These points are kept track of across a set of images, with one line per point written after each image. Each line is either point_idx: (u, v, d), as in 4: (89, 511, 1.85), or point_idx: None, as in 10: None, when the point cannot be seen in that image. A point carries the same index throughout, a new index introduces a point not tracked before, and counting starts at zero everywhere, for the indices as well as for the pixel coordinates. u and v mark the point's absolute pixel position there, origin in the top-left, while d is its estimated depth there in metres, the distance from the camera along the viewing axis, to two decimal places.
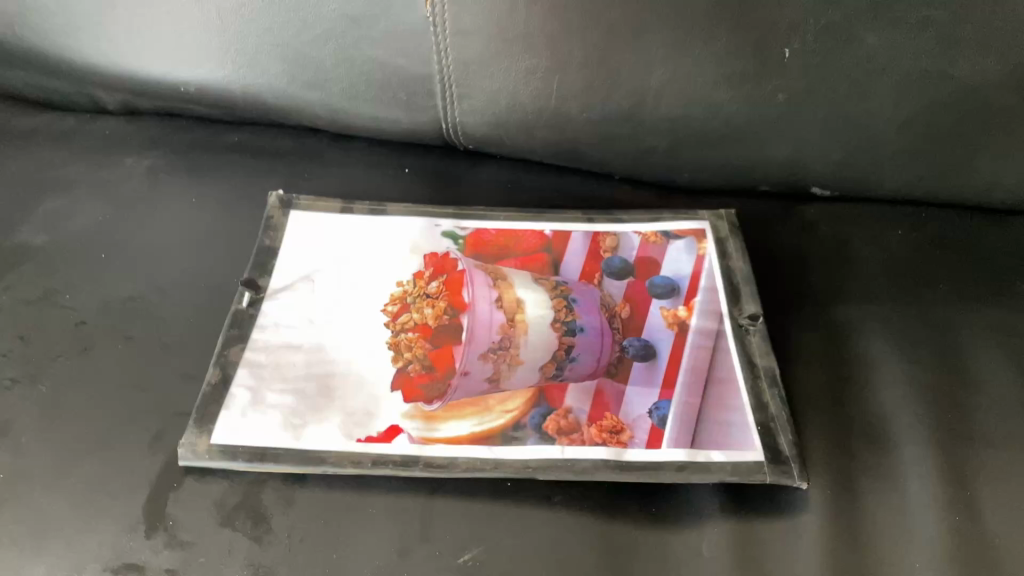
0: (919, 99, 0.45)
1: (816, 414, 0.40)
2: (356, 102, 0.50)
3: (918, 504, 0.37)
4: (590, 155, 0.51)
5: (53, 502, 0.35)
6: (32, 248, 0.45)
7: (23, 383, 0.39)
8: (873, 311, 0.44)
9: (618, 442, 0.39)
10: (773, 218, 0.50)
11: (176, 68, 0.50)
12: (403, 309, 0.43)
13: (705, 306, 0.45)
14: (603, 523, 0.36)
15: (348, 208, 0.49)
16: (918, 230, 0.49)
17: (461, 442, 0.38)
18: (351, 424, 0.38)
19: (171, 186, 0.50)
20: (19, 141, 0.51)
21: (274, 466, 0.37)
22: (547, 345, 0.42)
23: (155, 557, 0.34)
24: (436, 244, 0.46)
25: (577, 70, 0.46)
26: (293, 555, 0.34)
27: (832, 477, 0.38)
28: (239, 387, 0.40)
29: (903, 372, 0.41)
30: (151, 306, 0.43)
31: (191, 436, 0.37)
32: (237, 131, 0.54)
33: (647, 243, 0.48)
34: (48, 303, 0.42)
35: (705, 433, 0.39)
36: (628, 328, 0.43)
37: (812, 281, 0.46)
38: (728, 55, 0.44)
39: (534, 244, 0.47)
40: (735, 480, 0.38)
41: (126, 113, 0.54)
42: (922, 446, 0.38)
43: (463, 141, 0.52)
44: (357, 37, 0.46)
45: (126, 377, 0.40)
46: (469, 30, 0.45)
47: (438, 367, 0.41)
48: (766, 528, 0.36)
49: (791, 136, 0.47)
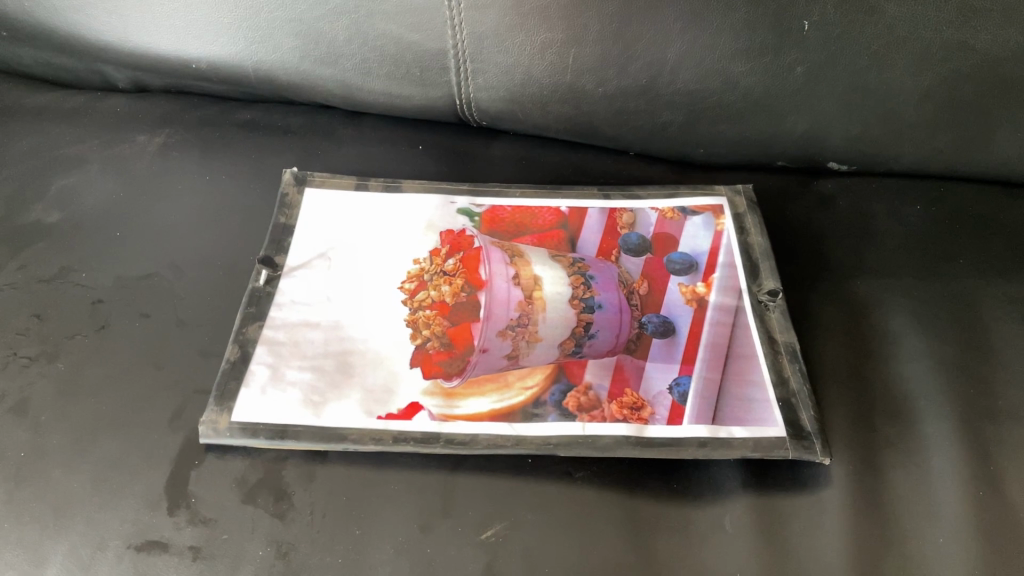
0: (940, 71, 0.44)
1: (837, 390, 0.40)
2: (369, 78, 0.50)
3: (940, 479, 0.37)
4: (606, 131, 0.50)
5: (74, 479, 0.35)
6: (45, 226, 0.45)
7: (41, 361, 0.39)
8: (894, 285, 0.44)
9: (638, 418, 0.39)
10: (790, 193, 0.50)
11: (187, 44, 0.49)
12: (420, 286, 0.43)
13: (723, 282, 0.45)
14: (625, 499, 0.36)
15: (362, 185, 0.48)
16: (938, 203, 0.49)
17: (482, 419, 0.38)
18: (371, 401, 0.38)
19: (184, 164, 0.50)
20: (29, 118, 0.51)
21: (295, 443, 0.37)
22: (565, 321, 0.41)
23: (178, 534, 0.34)
24: (451, 221, 0.46)
25: (593, 44, 0.45)
26: (316, 532, 0.34)
27: (855, 452, 0.38)
28: (258, 364, 0.39)
29: (924, 346, 0.41)
30: (167, 284, 0.43)
31: (211, 414, 0.37)
32: (248, 109, 0.54)
33: (664, 219, 0.47)
34: (63, 282, 0.42)
35: (726, 409, 0.39)
36: (647, 305, 0.43)
37: (832, 256, 0.46)
38: (746, 27, 0.44)
39: (550, 220, 0.46)
40: (757, 456, 0.38)
41: (136, 90, 0.54)
42: (944, 421, 0.38)
43: (477, 118, 0.52)
44: (370, 12, 0.46)
45: (144, 355, 0.39)
46: (484, 3, 0.44)
47: (457, 344, 0.40)
48: (789, 503, 0.36)
49: (809, 110, 0.47)
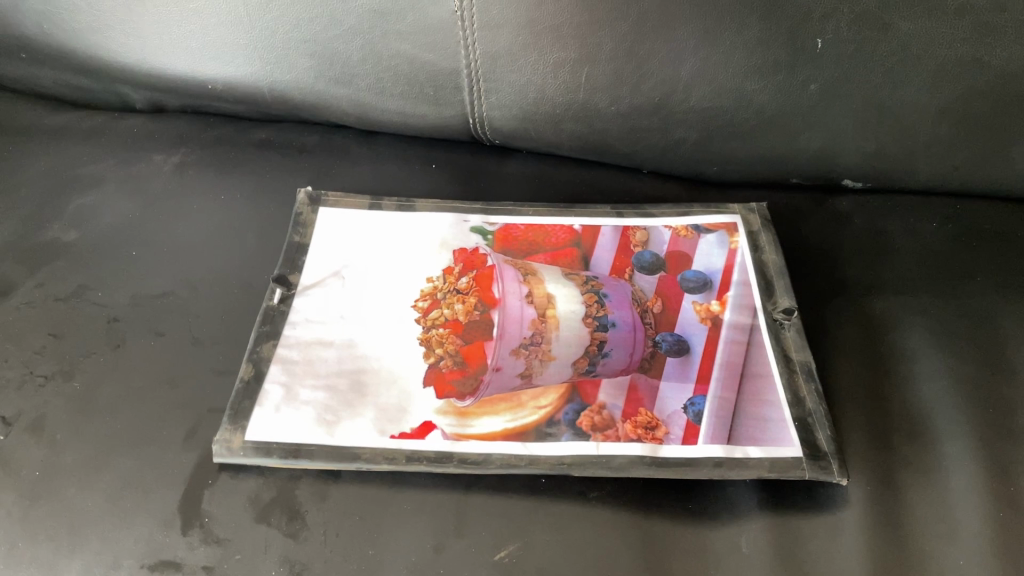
0: (954, 87, 0.44)
1: (854, 409, 0.39)
2: (383, 97, 0.50)
3: (960, 500, 0.36)
4: (619, 149, 0.50)
5: (89, 498, 0.35)
6: (63, 245, 0.45)
7: (57, 379, 0.39)
8: (910, 304, 0.44)
9: (653, 438, 0.38)
10: (805, 211, 0.50)
11: (204, 65, 0.50)
12: (434, 305, 0.43)
13: (738, 301, 0.44)
14: (640, 519, 0.36)
15: (376, 204, 0.49)
16: (954, 221, 0.48)
17: (495, 438, 0.38)
18: (384, 419, 0.38)
19: (199, 183, 0.50)
20: (48, 139, 0.51)
21: (308, 462, 0.37)
22: (579, 340, 0.41)
23: (192, 554, 0.34)
24: (465, 240, 0.46)
25: (606, 64, 0.45)
26: (329, 551, 0.34)
27: (872, 473, 0.37)
28: (272, 383, 0.40)
29: (941, 366, 0.41)
30: (182, 302, 0.43)
31: (225, 433, 0.37)
32: (264, 129, 0.54)
33: (678, 236, 0.47)
34: (79, 300, 0.42)
35: (742, 429, 0.39)
36: (661, 323, 0.43)
37: (847, 274, 0.46)
38: (759, 45, 0.44)
39: (564, 238, 0.46)
40: (773, 476, 0.37)
41: (153, 111, 0.54)
42: (963, 441, 0.38)
43: (490, 136, 0.52)
44: (384, 32, 0.46)
45: (160, 372, 0.40)
46: (497, 23, 0.45)
47: (470, 363, 0.40)
48: (806, 524, 0.36)
49: (823, 128, 0.47)
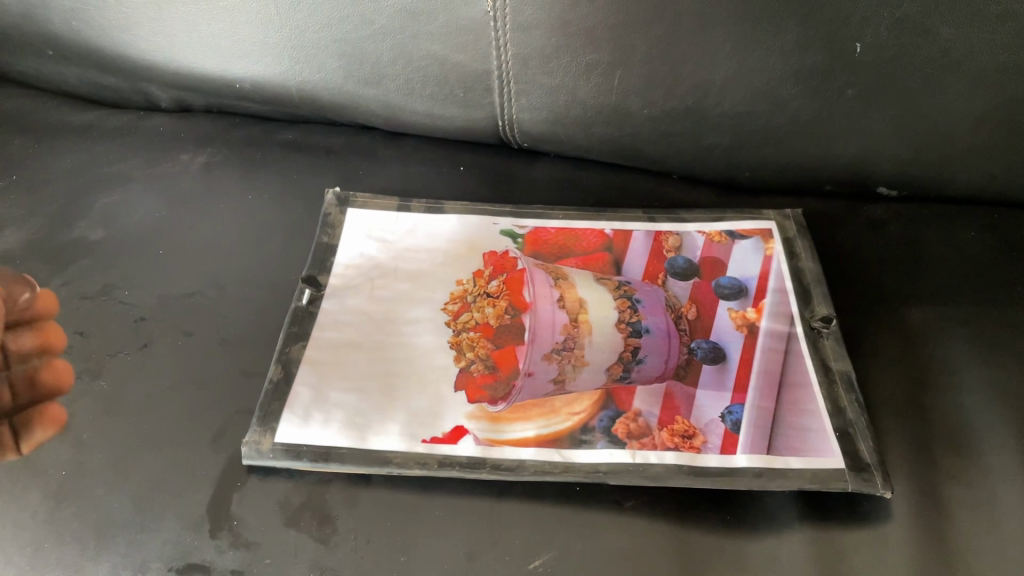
0: (996, 94, 0.43)
1: (896, 421, 0.39)
2: (411, 98, 0.50)
3: (1009, 515, 0.35)
4: (650, 153, 0.50)
5: (116, 499, 0.35)
6: (90, 243, 0.45)
7: (84, 379, 0.39)
8: (951, 313, 0.43)
9: (690, 447, 0.38)
10: (840, 218, 0.49)
11: (233, 63, 0.49)
12: (464, 308, 0.42)
13: (773, 308, 0.44)
14: (677, 529, 0.35)
15: (405, 206, 0.48)
16: (993, 230, 0.47)
17: (529, 444, 0.37)
18: (415, 424, 0.38)
19: (226, 182, 0.50)
20: (74, 136, 0.51)
21: (339, 466, 0.36)
22: (613, 346, 0.41)
23: (220, 558, 0.33)
24: (494, 243, 0.46)
25: (639, 66, 0.45)
26: (360, 557, 0.33)
27: (916, 486, 0.36)
28: (301, 384, 0.39)
29: (984, 377, 0.40)
30: (209, 302, 0.42)
31: (254, 435, 0.37)
32: (290, 129, 0.54)
33: (711, 242, 0.46)
34: (106, 299, 0.42)
35: (781, 439, 0.38)
36: (696, 330, 0.42)
37: (885, 282, 0.45)
38: (797, 49, 0.43)
39: (595, 242, 0.46)
40: (815, 488, 0.36)
41: (179, 110, 0.54)
42: (1009, 455, 0.37)
43: (519, 139, 0.51)
44: (416, 32, 0.46)
45: (187, 373, 0.39)
46: (530, 24, 0.44)
47: (501, 367, 0.40)
48: (849, 537, 0.35)
49: (860, 134, 0.46)
